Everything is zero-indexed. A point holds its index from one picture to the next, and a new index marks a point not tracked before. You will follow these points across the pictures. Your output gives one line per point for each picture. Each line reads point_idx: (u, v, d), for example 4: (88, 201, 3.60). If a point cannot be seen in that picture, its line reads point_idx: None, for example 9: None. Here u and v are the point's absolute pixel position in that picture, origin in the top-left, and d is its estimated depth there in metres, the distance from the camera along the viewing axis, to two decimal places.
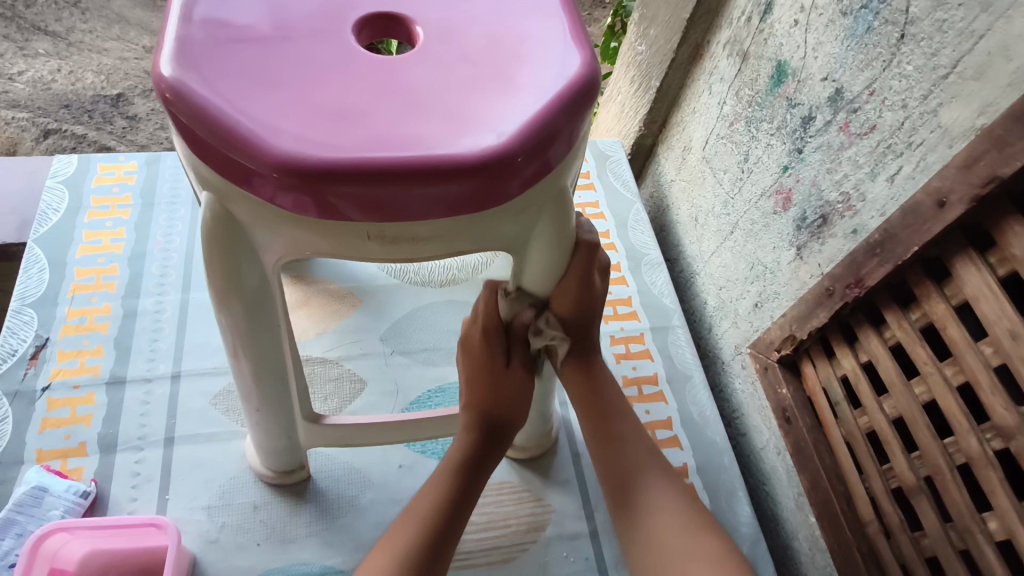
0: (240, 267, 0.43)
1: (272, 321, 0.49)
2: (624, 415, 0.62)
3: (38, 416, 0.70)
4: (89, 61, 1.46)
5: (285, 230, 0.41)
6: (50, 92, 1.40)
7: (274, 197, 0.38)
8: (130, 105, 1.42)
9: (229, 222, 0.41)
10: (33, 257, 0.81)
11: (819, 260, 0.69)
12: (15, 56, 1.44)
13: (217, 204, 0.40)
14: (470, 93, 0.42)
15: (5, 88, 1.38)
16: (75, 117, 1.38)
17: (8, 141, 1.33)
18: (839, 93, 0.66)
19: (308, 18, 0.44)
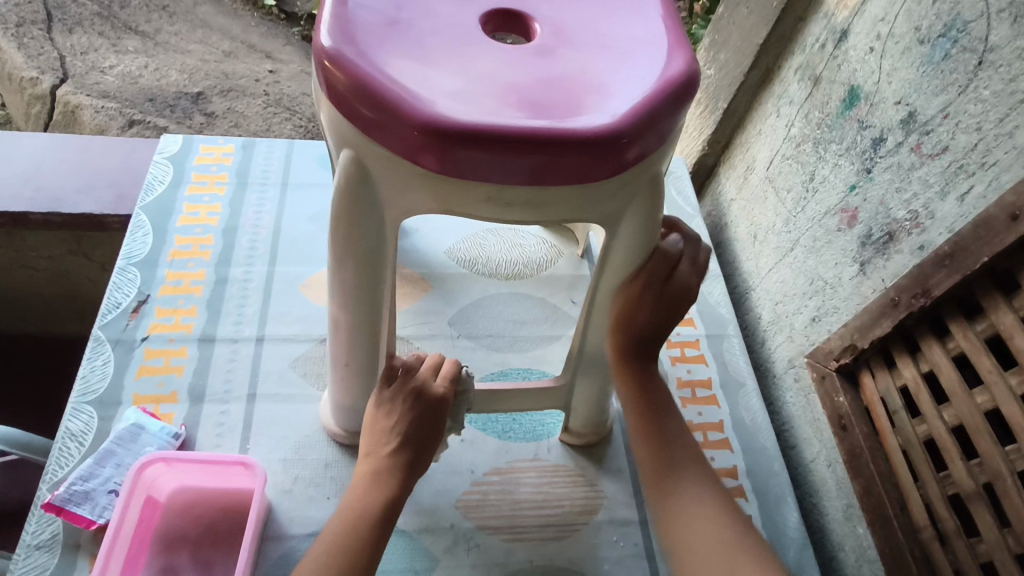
0: (366, 220, 0.48)
1: (379, 281, 0.54)
2: (668, 414, 0.62)
3: (135, 362, 0.76)
4: (173, 60, 1.60)
5: (413, 190, 0.46)
6: (136, 86, 1.51)
7: (414, 159, 0.43)
8: (209, 103, 1.52)
9: (363, 177, 0.46)
10: (139, 222, 0.88)
11: (883, 275, 0.72)
12: (108, 52, 1.57)
13: (355, 159, 0.45)
14: (585, 81, 0.46)
15: (97, 80, 1.49)
16: (158, 110, 1.47)
17: (96, 127, 1.42)
18: (911, 116, 0.69)
19: (442, 8, 0.49)
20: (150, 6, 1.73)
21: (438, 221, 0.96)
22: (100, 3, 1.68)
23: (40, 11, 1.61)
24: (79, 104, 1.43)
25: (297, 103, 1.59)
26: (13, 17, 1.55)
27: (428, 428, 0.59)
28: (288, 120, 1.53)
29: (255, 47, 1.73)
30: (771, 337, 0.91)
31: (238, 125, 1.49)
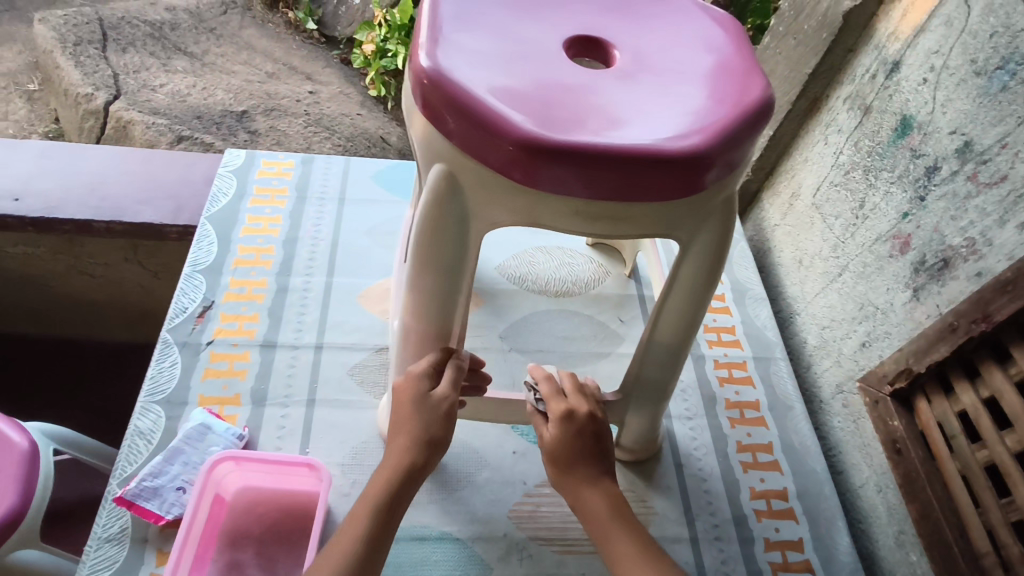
0: (451, 231, 0.51)
1: (457, 291, 0.56)
2: (598, 485, 0.61)
3: (201, 364, 0.79)
4: (219, 81, 1.67)
5: (503, 201, 0.48)
6: (184, 104, 1.55)
7: (509, 173, 0.46)
8: (252, 121, 1.56)
9: (453, 187, 0.49)
10: (206, 231, 0.91)
11: (938, 301, 0.72)
12: (159, 71, 1.63)
13: (447, 172, 0.49)
14: (667, 105, 0.49)
15: (147, 97, 1.53)
16: (205, 128, 1.50)
17: (145, 142, 1.44)
18: (967, 145, 0.70)
19: (528, 34, 0.52)
20: (200, 30, 1.85)
21: (498, 234, 1.00)
22: (154, 26, 1.77)
23: (96, 32, 1.67)
24: (132, 120, 1.46)
25: (336, 123, 1.64)
26: (71, 37, 1.62)
27: (400, 486, 0.55)
28: (328, 139, 1.57)
29: (296, 69, 1.85)
30: (817, 362, 0.92)
31: (280, 144, 1.52)
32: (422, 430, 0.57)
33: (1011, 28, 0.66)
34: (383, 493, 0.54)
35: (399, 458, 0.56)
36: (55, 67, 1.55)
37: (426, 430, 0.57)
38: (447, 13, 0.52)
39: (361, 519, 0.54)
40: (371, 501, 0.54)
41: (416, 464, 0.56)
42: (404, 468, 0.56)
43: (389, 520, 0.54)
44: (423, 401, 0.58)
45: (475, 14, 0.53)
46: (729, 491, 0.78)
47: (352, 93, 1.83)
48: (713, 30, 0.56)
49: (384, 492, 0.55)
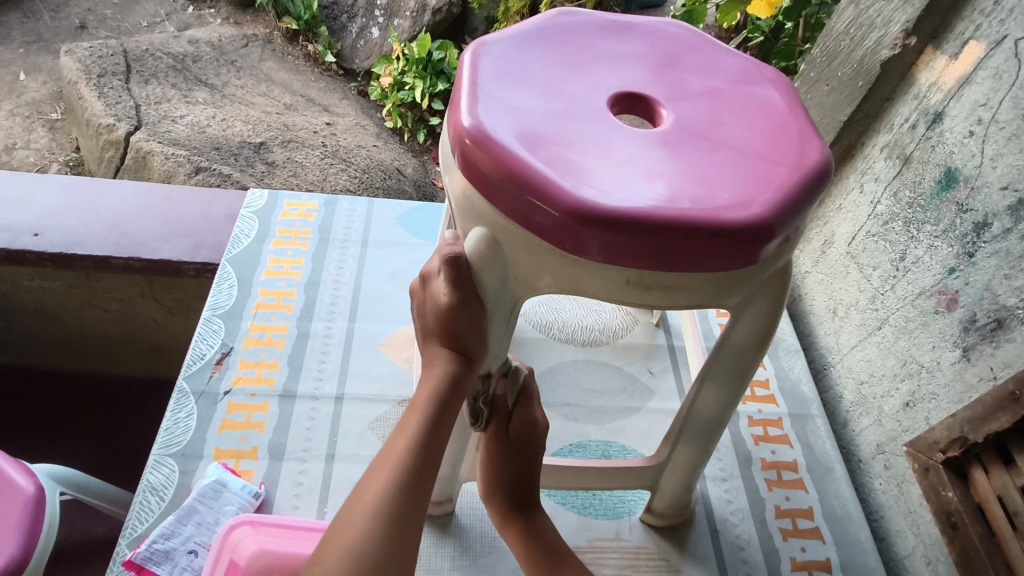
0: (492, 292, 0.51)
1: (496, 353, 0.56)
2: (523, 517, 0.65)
3: (218, 416, 0.76)
4: (239, 112, 1.67)
5: (549, 266, 0.46)
6: (203, 136, 1.54)
7: (555, 240, 0.44)
8: (270, 153, 1.55)
9: (495, 251, 0.48)
10: (226, 274, 0.89)
11: (992, 364, 0.69)
12: (180, 103, 1.63)
13: (490, 236, 0.47)
14: (719, 168, 0.46)
15: (168, 128, 1.52)
16: (223, 159, 1.49)
17: (164, 173, 1.42)
18: (1021, 202, 0.67)
19: (572, 90, 0.50)
20: (220, 62, 1.85)
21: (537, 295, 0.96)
22: (175, 56, 1.78)
23: (120, 63, 1.68)
24: (151, 151, 1.44)
25: (352, 156, 1.63)
26: (95, 68, 1.62)
27: (429, 433, 0.52)
28: (344, 172, 1.55)
29: (313, 100, 1.86)
30: (855, 419, 0.88)
31: (297, 175, 1.51)
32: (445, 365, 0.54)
33: None
34: (415, 442, 0.51)
35: (425, 404, 0.53)
36: (79, 98, 1.56)
37: (449, 375, 0.54)
38: (489, 67, 0.50)
39: (413, 429, 0.52)
40: (403, 452, 0.51)
41: (441, 410, 0.53)
42: (429, 417, 0.53)
43: (422, 473, 0.51)
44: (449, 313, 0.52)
45: (517, 68, 0.51)
46: (768, 561, 0.74)
47: (368, 126, 1.85)
48: (761, 87, 0.54)
49: (414, 442, 0.51)
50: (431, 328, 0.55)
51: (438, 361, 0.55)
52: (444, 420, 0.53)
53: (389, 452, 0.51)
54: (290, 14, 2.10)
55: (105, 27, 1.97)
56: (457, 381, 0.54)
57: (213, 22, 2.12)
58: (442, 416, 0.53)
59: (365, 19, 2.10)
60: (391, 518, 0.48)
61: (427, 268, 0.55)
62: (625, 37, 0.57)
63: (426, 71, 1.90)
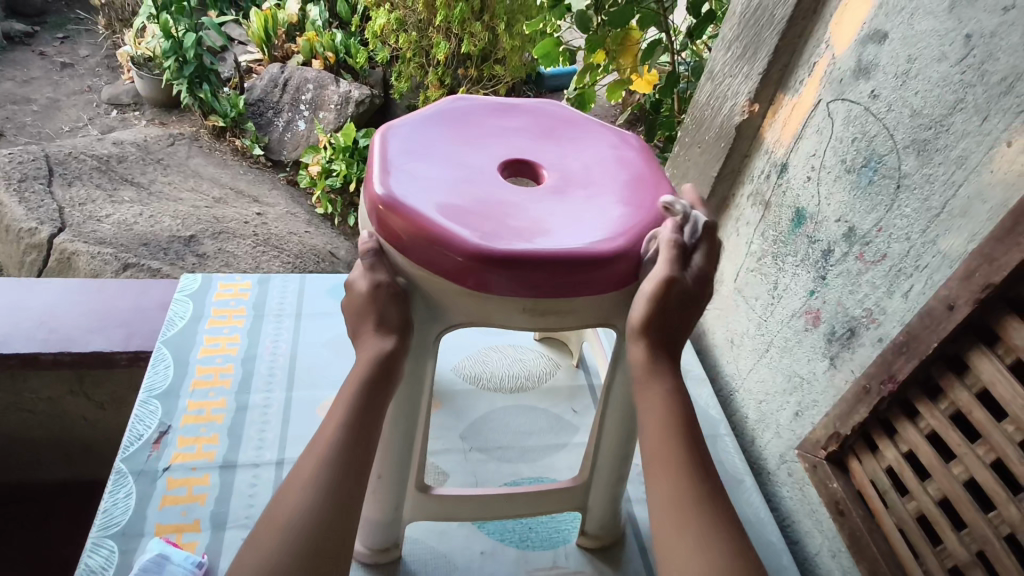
0: (417, 332, 0.58)
1: (425, 348, 0.59)
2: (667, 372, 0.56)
3: (158, 492, 0.77)
4: (166, 207, 1.71)
5: (459, 303, 0.55)
6: (131, 233, 1.57)
7: (463, 281, 0.52)
8: (201, 245, 1.59)
9: (414, 297, 0.56)
10: (161, 355, 0.92)
11: (852, 367, 0.81)
12: (106, 202, 1.67)
13: (406, 286, 0.56)
14: (591, 213, 0.57)
15: (94, 228, 1.55)
16: (152, 254, 1.53)
17: (91, 272, 1.45)
18: (852, 230, 0.81)
19: (467, 160, 0.60)
20: (145, 160, 1.90)
21: (449, 337, 1.04)
22: (100, 158, 1.82)
23: (42, 168, 1.70)
24: (76, 251, 1.47)
25: (284, 242, 1.70)
26: (16, 174, 1.64)
27: (359, 414, 0.52)
28: (277, 258, 1.63)
29: (243, 192, 1.93)
30: (760, 435, 0.98)
31: (229, 264, 1.57)
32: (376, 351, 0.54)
33: (867, 134, 0.79)
34: (345, 417, 0.52)
35: (355, 384, 0.53)
36: None
37: (379, 358, 0.54)
38: (396, 145, 0.60)
39: (347, 411, 0.53)
40: (334, 429, 0.51)
41: (372, 393, 0.53)
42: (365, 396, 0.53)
43: (355, 450, 0.51)
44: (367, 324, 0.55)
45: (419, 146, 0.61)
46: None
47: (299, 212, 1.92)
48: (622, 148, 0.66)
49: (345, 419, 0.52)
50: (360, 322, 0.56)
51: (368, 347, 0.55)
52: (376, 404, 0.53)
53: (321, 430, 0.52)
54: (216, 112, 2.15)
55: (25, 134, 2.00)
56: (387, 364, 0.54)
57: (138, 124, 2.19)
58: (375, 398, 0.53)
59: (290, 113, 2.22)
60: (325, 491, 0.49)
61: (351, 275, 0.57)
62: (512, 115, 0.68)
63: (353, 158, 2.01)
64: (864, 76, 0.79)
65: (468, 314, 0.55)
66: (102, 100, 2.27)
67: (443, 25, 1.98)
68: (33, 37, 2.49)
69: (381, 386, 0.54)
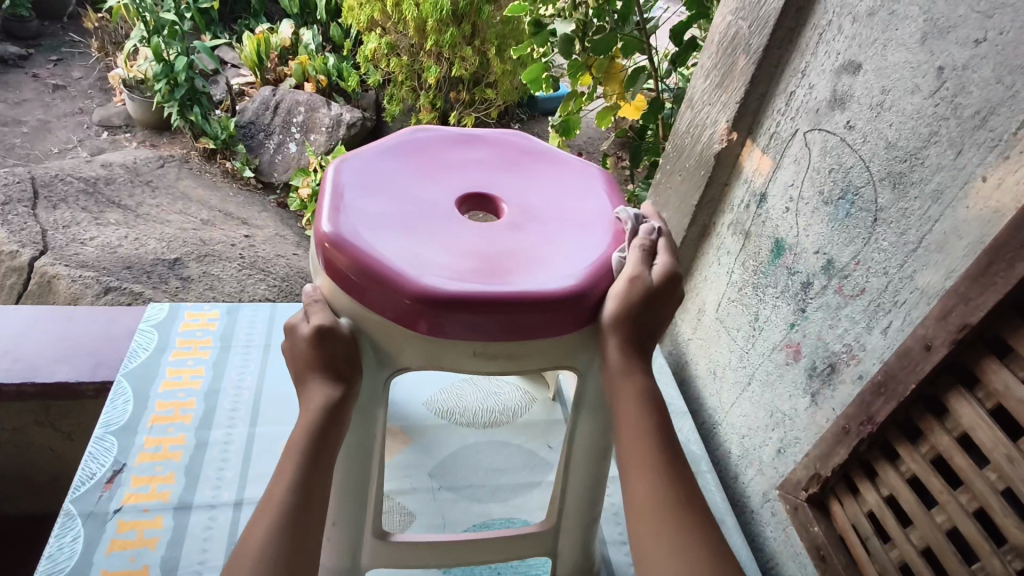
0: (368, 372, 0.55)
1: (374, 396, 0.57)
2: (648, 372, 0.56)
3: (107, 536, 0.74)
4: (153, 230, 1.69)
5: (410, 345, 0.52)
6: (115, 256, 1.55)
7: (410, 323, 0.50)
8: (185, 268, 1.57)
9: (363, 339, 0.54)
10: (121, 390, 0.89)
11: (833, 405, 0.78)
12: (90, 224, 1.64)
13: (354, 327, 0.53)
14: (548, 251, 0.55)
15: (76, 251, 1.52)
16: (134, 277, 1.50)
17: (71, 295, 1.42)
18: (830, 263, 0.79)
19: (421, 195, 0.58)
20: (133, 182, 1.88)
21: (420, 371, 1.01)
22: (87, 180, 1.80)
23: (27, 190, 1.68)
24: (56, 274, 1.44)
25: (271, 265, 1.68)
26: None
27: (310, 468, 0.50)
28: (262, 281, 1.60)
29: (231, 215, 1.91)
30: (743, 472, 0.95)
31: (213, 288, 1.54)
32: (324, 397, 0.52)
33: (843, 165, 0.77)
34: (296, 476, 0.49)
35: (304, 435, 0.50)
36: None
37: (326, 405, 0.51)
38: (348, 179, 0.58)
39: (292, 467, 0.50)
40: (285, 489, 0.49)
41: (322, 439, 0.51)
42: (310, 448, 0.50)
43: (308, 507, 0.49)
44: (312, 368, 0.53)
45: (373, 179, 0.58)
46: None
47: (288, 235, 1.90)
48: (585, 182, 0.64)
49: (296, 475, 0.49)
50: (305, 368, 0.53)
51: (316, 394, 0.52)
52: (325, 453, 0.51)
53: (272, 487, 0.49)
54: (206, 134, 2.14)
55: (13, 156, 1.98)
56: (336, 411, 0.52)
57: (128, 146, 2.18)
58: (322, 448, 0.51)
59: (281, 135, 2.20)
60: (280, 557, 0.46)
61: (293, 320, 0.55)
62: (474, 146, 0.66)
63: None
64: (839, 107, 0.78)
65: (420, 356, 0.53)
66: (93, 122, 2.26)
67: (434, 50, 1.96)
68: (27, 60, 2.49)
69: (329, 436, 0.51)
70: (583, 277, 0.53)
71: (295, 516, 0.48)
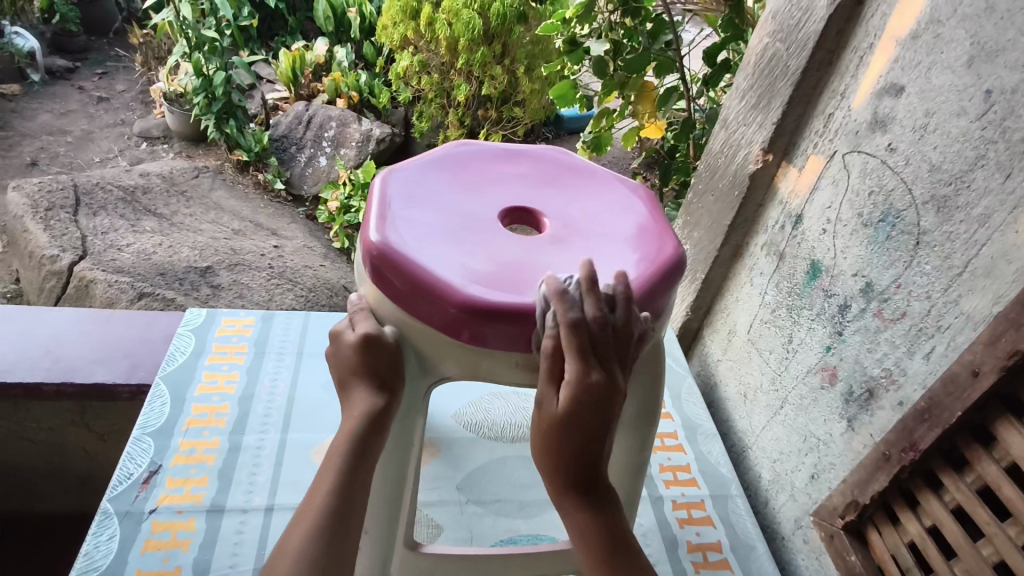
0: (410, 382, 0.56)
1: (414, 406, 0.57)
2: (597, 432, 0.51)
3: (142, 536, 0.75)
4: (187, 238, 1.73)
5: (453, 355, 0.53)
6: (150, 262, 1.59)
7: (454, 332, 0.51)
8: (216, 276, 1.60)
9: (406, 347, 0.54)
10: (158, 392, 0.91)
11: (871, 431, 0.76)
12: (127, 231, 1.69)
13: (398, 335, 0.54)
14: (591, 265, 0.55)
15: (114, 256, 1.57)
16: (168, 284, 1.53)
17: (107, 300, 1.45)
18: (869, 286, 0.78)
19: (464, 207, 0.59)
20: (169, 192, 1.94)
21: (449, 384, 1.01)
22: (126, 188, 1.86)
23: (69, 197, 1.73)
24: (94, 279, 1.48)
25: (299, 275, 1.70)
26: (43, 203, 1.67)
27: (351, 472, 0.51)
28: (290, 291, 1.62)
29: (263, 226, 1.95)
30: (774, 497, 0.93)
31: (242, 296, 1.56)
32: (368, 404, 0.53)
33: (884, 188, 0.76)
34: (336, 480, 0.50)
35: (345, 440, 0.51)
36: (24, 232, 1.60)
37: (369, 412, 0.52)
38: (394, 190, 0.59)
39: (333, 472, 0.50)
40: (325, 493, 0.49)
41: (363, 445, 0.51)
42: (352, 453, 0.51)
43: (347, 512, 0.49)
44: (356, 375, 0.54)
45: (418, 191, 0.59)
46: None
47: (316, 246, 1.93)
48: (626, 198, 0.64)
49: (337, 479, 0.50)
50: (349, 375, 0.54)
51: (359, 401, 0.53)
52: (366, 460, 0.51)
53: (313, 492, 0.50)
54: (241, 147, 2.20)
55: (56, 164, 2.05)
56: (378, 419, 0.52)
57: (165, 156, 2.24)
58: (363, 455, 0.51)
59: (312, 149, 2.25)
60: (319, 559, 0.47)
61: (338, 328, 0.56)
62: (517, 160, 0.67)
63: None
64: (880, 129, 0.77)
65: (462, 366, 0.53)
66: (133, 133, 2.33)
67: (465, 68, 1.99)
68: (73, 72, 2.59)
69: (370, 442, 0.52)
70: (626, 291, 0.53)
71: (334, 520, 0.48)
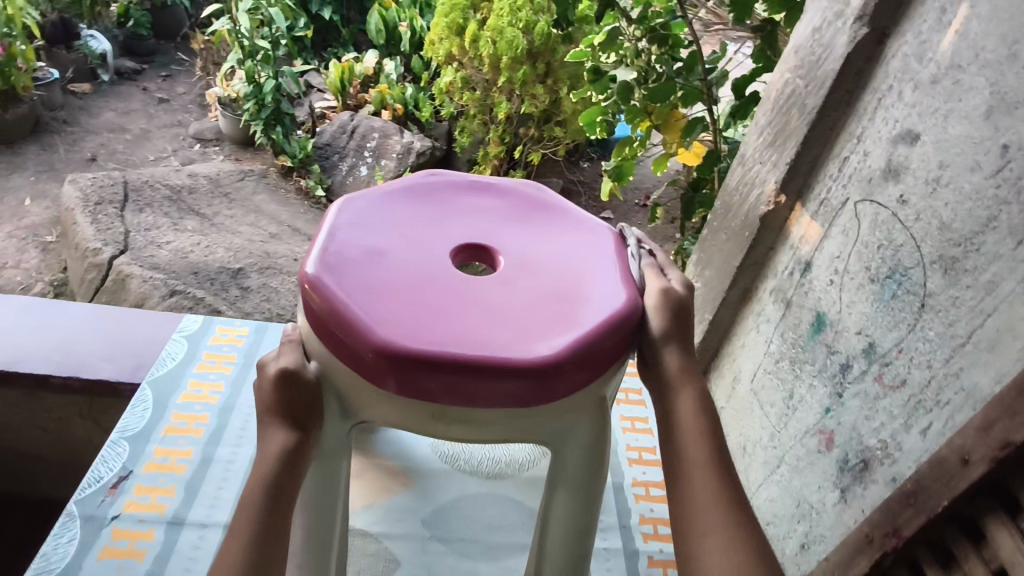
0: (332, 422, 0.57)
1: (337, 446, 0.58)
2: (722, 464, 0.60)
3: (101, 542, 0.75)
4: (223, 240, 1.76)
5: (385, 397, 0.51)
6: (185, 261, 1.63)
7: (374, 377, 0.50)
8: (247, 278, 1.61)
9: (329, 387, 0.55)
10: (142, 397, 0.92)
11: (862, 506, 0.70)
12: (168, 229, 1.75)
13: (319, 373, 0.56)
14: (529, 314, 0.54)
15: (152, 253, 1.62)
16: (199, 283, 1.55)
17: (139, 295, 1.49)
18: (872, 346, 0.72)
19: (414, 242, 0.59)
20: (213, 194, 2.00)
21: None
22: (173, 188, 1.93)
23: (119, 193, 1.82)
24: (131, 273, 1.53)
25: None
26: (93, 198, 1.76)
27: (268, 515, 0.49)
28: None
29: (299, 231, 1.97)
30: None
31: (270, 300, 1.55)
32: (285, 443, 0.53)
33: (893, 242, 0.71)
34: (250, 522, 0.49)
35: (262, 480, 0.51)
36: (73, 224, 1.68)
37: (286, 450, 0.52)
38: (346, 220, 0.59)
39: (251, 516, 0.49)
40: (241, 538, 0.48)
41: (280, 486, 0.51)
42: (268, 494, 0.50)
43: (265, 558, 0.47)
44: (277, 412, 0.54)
45: (371, 223, 0.60)
46: None
47: None
48: (588, 243, 0.63)
49: (253, 522, 0.49)
50: (268, 414, 0.55)
51: (275, 440, 0.53)
52: (283, 502, 0.50)
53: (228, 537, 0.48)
54: (286, 153, 2.26)
55: (114, 160, 2.15)
56: (295, 457, 0.52)
57: (215, 159, 2.31)
58: (281, 496, 0.50)
59: (355, 158, 2.27)
60: None
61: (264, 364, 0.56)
62: (485, 195, 0.67)
63: None
64: (893, 178, 0.71)
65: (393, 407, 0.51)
66: (188, 134, 2.43)
67: (507, 86, 1.97)
68: (140, 74, 2.72)
69: (288, 482, 0.51)
70: (556, 348, 0.51)
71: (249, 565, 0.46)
